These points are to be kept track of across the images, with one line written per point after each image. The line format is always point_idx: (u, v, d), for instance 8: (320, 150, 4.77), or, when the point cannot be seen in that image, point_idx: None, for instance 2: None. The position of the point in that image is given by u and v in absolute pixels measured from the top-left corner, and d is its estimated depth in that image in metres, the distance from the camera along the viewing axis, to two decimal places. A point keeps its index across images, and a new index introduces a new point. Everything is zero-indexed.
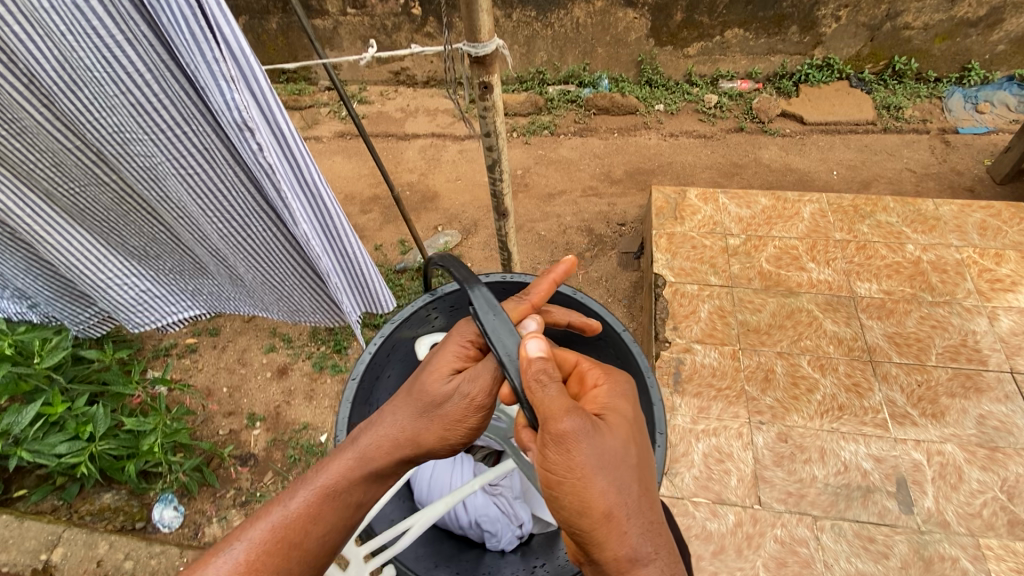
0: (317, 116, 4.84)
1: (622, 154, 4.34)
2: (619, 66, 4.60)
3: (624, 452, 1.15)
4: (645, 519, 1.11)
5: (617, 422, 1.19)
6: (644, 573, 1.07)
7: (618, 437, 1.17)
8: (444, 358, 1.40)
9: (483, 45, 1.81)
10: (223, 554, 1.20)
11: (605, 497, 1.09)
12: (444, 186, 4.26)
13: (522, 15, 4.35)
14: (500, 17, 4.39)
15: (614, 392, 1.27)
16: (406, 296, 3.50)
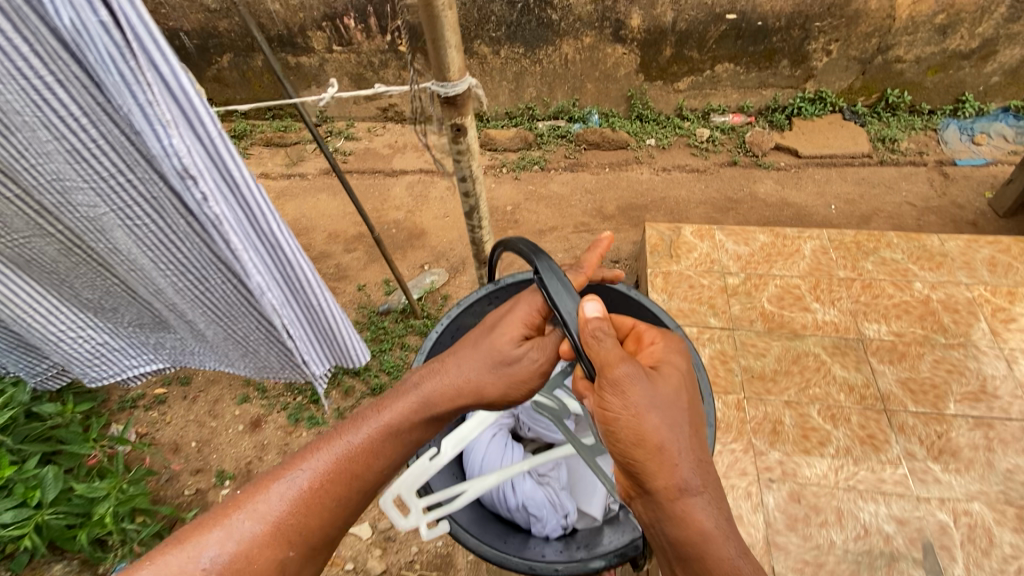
0: (304, 153, 4.76)
1: (614, 189, 4.24)
2: (609, 101, 4.56)
3: (676, 396, 1.33)
4: (695, 459, 1.28)
5: (671, 376, 1.35)
6: (693, 501, 1.24)
7: (670, 384, 1.35)
8: (512, 319, 1.54)
9: (453, 85, 1.69)
10: (288, 479, 1.38)
11: (658, 434, 1.26)
12: (431, 223, 4.12)
13: (510, 51, 4.31)
14: (488, 53, 4.33)
15: (669, 349, 1.46)
16: (389, 341, 3.33)
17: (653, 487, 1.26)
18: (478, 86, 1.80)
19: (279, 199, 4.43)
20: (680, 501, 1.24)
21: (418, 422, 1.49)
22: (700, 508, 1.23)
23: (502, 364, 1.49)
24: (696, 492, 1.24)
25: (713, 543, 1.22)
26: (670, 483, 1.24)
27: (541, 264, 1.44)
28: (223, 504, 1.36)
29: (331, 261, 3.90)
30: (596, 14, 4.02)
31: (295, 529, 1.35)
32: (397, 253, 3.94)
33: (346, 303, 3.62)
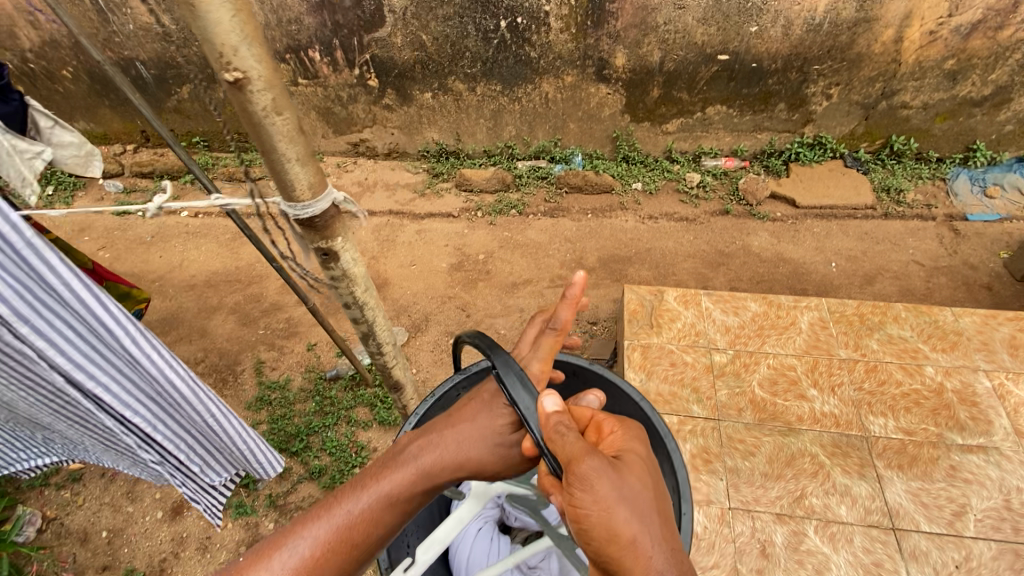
0: (266, 190, 4.42)
1: (596, 238, 3.91)
2: (594, 141, 4.26)
3: (648, 487, 1.08)
4: (675, 558, 1.00)
5: (637, 461, 1.09)
6: None
7: (639, 472, 1.10)
8: (489, 402, 1.34)
9: (305, 207, 1.41)
10: (289, 548, 1.11)
11: (632, 529, 0.99)
12: (396, 273, 3.77)
13: (486, 88, 4.01)
14: (463, 90, 4.04)
15: (636, 434, 1.21)
16: (336, 413, 2.99)
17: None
18: (347, 197, 1.53)
19: (234, 240, 4.09)
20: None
21: (433, 486, 1.24)
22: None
23: (499, 449, 1.28)
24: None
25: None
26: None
27: (497, 359, 1.22)
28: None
29: (282, 314, 3.55)
30: (578, 52, 3.72)
31: None
32: (355, 306, 3.57)
33: (293, 365, 3.27)
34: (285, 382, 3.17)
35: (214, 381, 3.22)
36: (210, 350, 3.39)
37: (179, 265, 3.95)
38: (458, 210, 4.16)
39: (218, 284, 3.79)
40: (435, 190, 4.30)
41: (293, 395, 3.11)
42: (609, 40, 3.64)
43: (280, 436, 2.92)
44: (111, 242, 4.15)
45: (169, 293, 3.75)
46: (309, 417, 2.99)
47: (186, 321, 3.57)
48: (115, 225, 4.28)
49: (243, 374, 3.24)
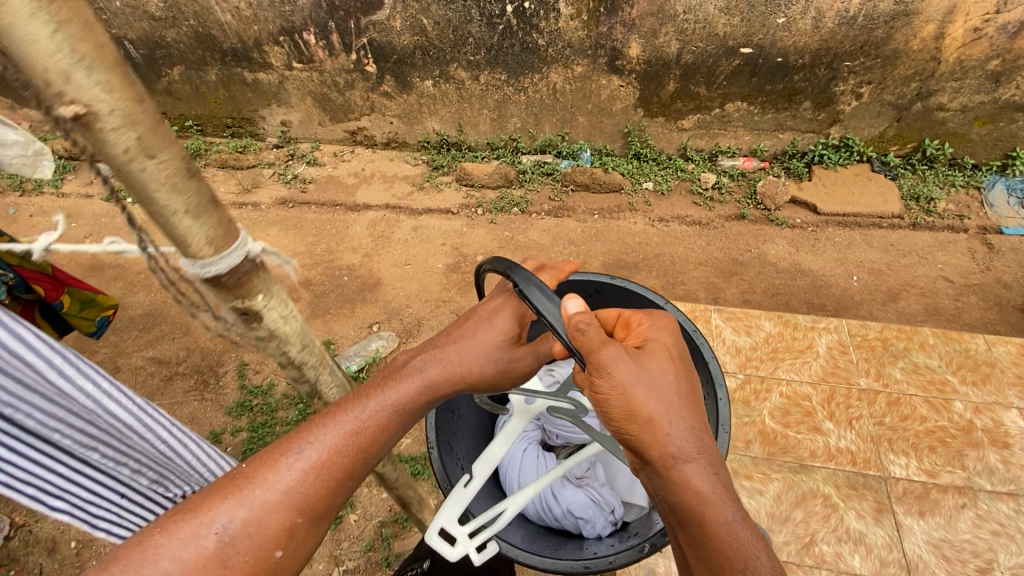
0: (259, 178, 4.22)
1: (602, 241, 3.69)
2: (604, 137, 4.01)
3: (663, 377, 1.18)
4: (694, 434, 1.14)
5: (659, 351, 1.23)
6: (686, 471, 1.10)
7: (656, 365, 1.20)
8: (490, 317, 1.36)
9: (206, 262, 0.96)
10: (295, 453, 1.07)
11: (650, 408, 1.14)
12: (390, 272, 3.59)
13: (490, 78, 3.77)
14: (466, 79, 3.80)
15: (657, 328, 1.32)
16: None
17: (653, 467, 1.13)
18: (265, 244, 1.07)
19: None
20: (684, 476, 1.10)
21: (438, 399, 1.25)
22: (704, 482, 1.09)
23: (502, 364, 1.32)
24: (697, 469, 1.10)
25: (726, 528, 1.05)
26: (670, 461, 1.10)
27: (517, 273, 1.23)
28: (205, 491, 1.02)
29: None
30: (589, 41, 3.46)
31: (313, 501, 1.06)
32: (345, 307, 3.40)
33: (278, 368, 3.12)
34: (267, 387, 3.01)
35: (196, 383, 3.08)
36: (194, 349, 3.25)
37: None
38: (458, 206, 3.96)
39: None
40: (435, 184, 4.09)
41: (275, 401, 2.96)
42: (623, 29, 3.37)
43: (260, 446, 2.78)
44: (98, 230, 4.00)
45: (155, 287, 3.60)
46: (291, 426, 2.85)
47: (170, 317, 3.42)
48: (104, 212, 4.12)
49: (226, 377, 3.10)
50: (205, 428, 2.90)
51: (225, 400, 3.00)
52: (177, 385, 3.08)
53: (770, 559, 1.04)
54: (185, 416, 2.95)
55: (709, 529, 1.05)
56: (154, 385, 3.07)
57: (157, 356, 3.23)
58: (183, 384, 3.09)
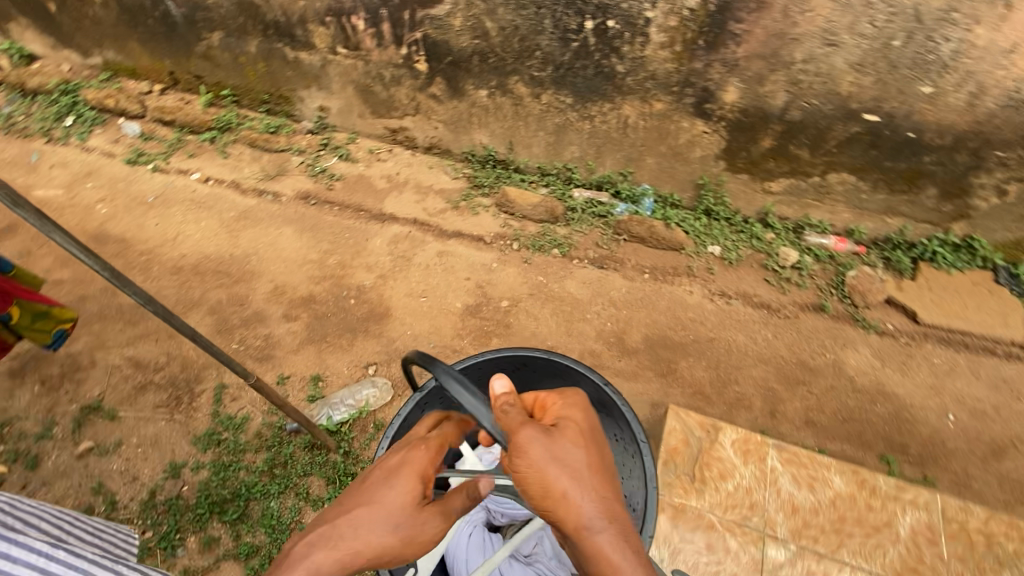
0: (286, 166, 3.85)
1: (649, 309, 3.15)
2: (672, 184, 3.44)
3: (576, 452, 1.28)
4: (608, 511, 1.22)
5: (570, 427, 1.33)
6: (599, 541, 1.18)
7: (569, 441, 1.30)
8: (388, 476, 1.30)
9: None
10: None
11: (562, 486, 1.20)
12: (401, 303, 3.17)
13: (554, 98, 3.25)
14: (526, 95, 3.29)
15: (568, 405, 1.41)
16: (287, 479, 2.46)
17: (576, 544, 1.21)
18: None
19: (237, 221, 3.57)
20: (598, 549, 1.18)
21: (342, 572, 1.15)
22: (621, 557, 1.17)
23: (407, 525, 1.23)
24: (614, 546, 1.18)
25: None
26: (588, 537, 1.19)
27: (437, 370, 1.43)
28: None
29: (262, 329, 3.03)
30: (678, 76, 2.89)
31: None
32: (344, 337, 3.00)
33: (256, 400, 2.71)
34: (241, 422, 2.64)
35: (166, 399, 2.73)
36: (176, 356, 2.92)
37: (172, 240, 3.48)
38: (493, 236, 3.48)
39: (204, 272, 3.30)
40: (471, 205, 3.61)
41: (245, 441, 2.59)
42: (721, 69, 2.78)
43: (216, 496, 2.42)
44: (111, 196, 3.71)
45: (152, 273, 3.30)
46: (255, 476, 2.48)
47: (160, 313, 3.11)
48: (122, 176, 3.83)
49: (200, 398, 2.74)
50: (165, 458, 2.55)
51: (194, 427, 2.64)
52: (148, 396, 2.75)
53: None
54: (147, 436, 2.61)
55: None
56: (124, 392, 2.76)
57: (135, 356, 2.89)
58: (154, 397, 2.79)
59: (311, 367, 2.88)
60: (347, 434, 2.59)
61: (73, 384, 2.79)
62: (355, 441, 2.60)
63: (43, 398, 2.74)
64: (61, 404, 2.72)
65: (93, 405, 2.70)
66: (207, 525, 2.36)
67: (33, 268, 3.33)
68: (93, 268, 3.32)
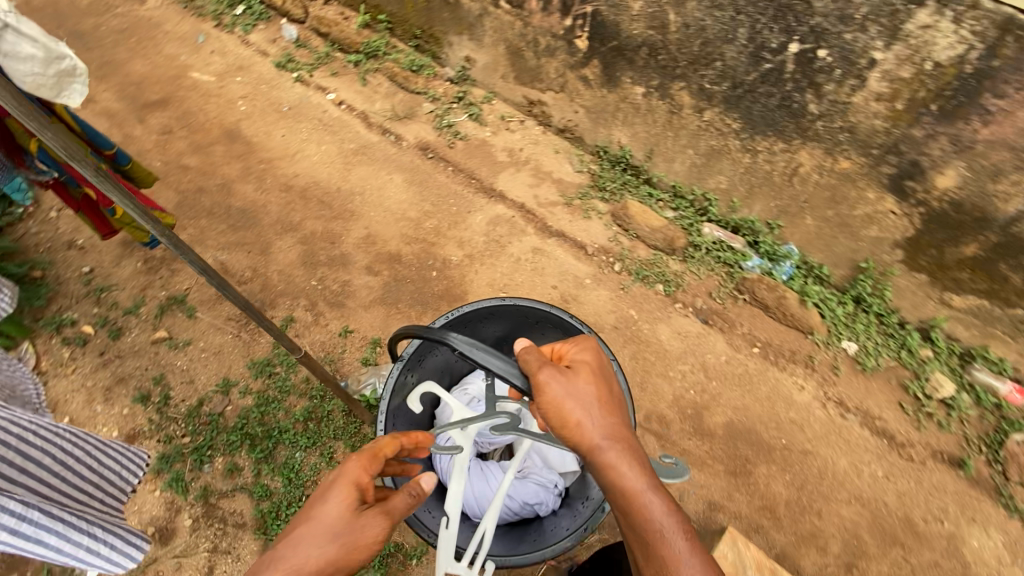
0: (415, 110, 3.71)
1: (743, 389, 2.73)
2: (824, 254, 2.89)
3: (587, 387, 1.45)
4: (615, 437, 1.41)
5: (582, 366, 1.49)
6: (608, 457, 1.38)
7: (581, 378, 1.47)
8: (324, 489, 1.25)
9: None
10: None
11: (575, 416, 1.40)
12: (480, 292, 3.01)
13: (718, 118, 2.77)
14: (688, 107, 2.84)
15: (580, 346, 1.58)
16: (316, 437, 2.45)
17: (597, 470, 1.38)
18: None
19: (354, 155, 3.54)
20: (607, 463, 1.37)
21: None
22: (631, 476, 1.35)
23: (348, 533, 1.17)
24: (624, 467, 1.36)
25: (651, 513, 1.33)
26: (602, 462, 1.37)
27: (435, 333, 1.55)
28: None
29: (342, 273, 3.00)
30: (884, 138, 2.32)
31: None
32: (414, 309, 2.91)
33: (316, 343, 2.78)
34: (294, 362, 2.66)
35: (237, 314, 2.81)
36: (260, 274, 2.99)
37: (291, 156, 3.53)
38: (597, 248, 3.15)
39: (309, 197, 3.32)
40: (585, 206, 3.30)
41: (292, 384, 2.60)
42: (948, 146, 2.19)
43: (252, 428, 2.49)
44: (253, 95, 3.80)
45: (264, 184, 3.38)
46: (291, 423, 2.50)
47: (260, 226, 3.18)
48: (267, 78, 3.89)
49: (268, 324, 2.81)
50: (221, 372, 2.65)
51: (254, 351, 2.71)
52: (223, 305, 2.83)
53: (686, 535, 1.32)
54: (214, 344, 2.73)
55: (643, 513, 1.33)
56: (206, 295, 2.87)
57: (226, 263, 3.02)
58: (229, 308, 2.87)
59: (374, 329, 2.82)
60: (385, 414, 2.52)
61: (168, 271, 2.95)
62: None
63: (142, 276, 2.94)
64: (154, 286, 2.90)
65: (179, 298, 2.86)
66: (236, 453, 2.43)
67: (170, 148, 3.54)
68: (218, 162, 3.47)
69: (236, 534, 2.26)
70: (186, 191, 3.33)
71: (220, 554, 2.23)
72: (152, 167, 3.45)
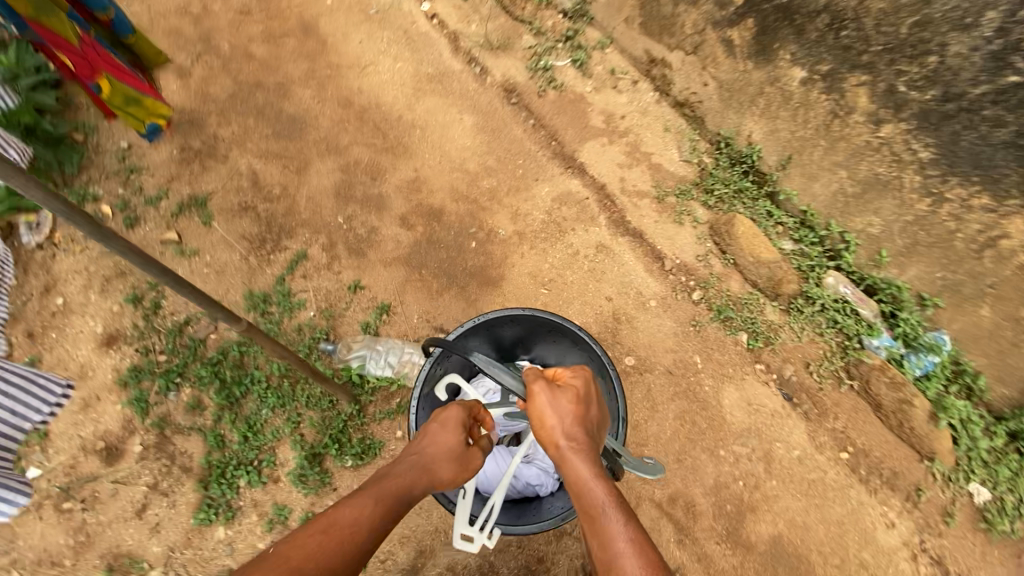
0: (512, 42, 3.06)
1: (807, 499, 2.12)
2: (984, 361, 2.12)
3: (573, 398, 1.33)
4: (585, 438, 1.27)
5: (573, 380, 1.38)
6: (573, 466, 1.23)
7: (568, 388, 1.35)
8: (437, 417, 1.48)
9: None
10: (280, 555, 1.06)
11: (550, 423, 1.28)
12: (519, 282, 2.51)
13: (901, 137, 1.98)
14: (865, 116, 2.07)
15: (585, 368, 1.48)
16: (288, 399, 2.17)
17: (561, 475, 1.26)
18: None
19: (428, 82, 3.02)
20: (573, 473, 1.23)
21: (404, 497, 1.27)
22: (590, 477, 1.20)
23: (455, 455, 1.40)
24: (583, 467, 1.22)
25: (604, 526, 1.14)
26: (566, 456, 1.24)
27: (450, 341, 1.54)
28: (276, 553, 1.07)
29: (372, 217, 2.60)
30: None
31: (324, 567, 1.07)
32: (437, 281, 2.47)
33: (321, 290, 2.43)
34: (294, 307, 2.38)
35: (254, 235, 2.55)
36: (289, 195, 2.66)
37: (362, 68, 3.08)
38: (677, 264, 2.51)
39: (366, 118, 2.90)
40: (679, 207, 2.63)
41: (282, 329, 2.34)
42: None
43: (227, 368, 2.22)
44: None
45: (324, 91, 2.99)
46: (266, 374, 2.22)
47: (305, 140, 2.82)
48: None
49: (279, 254, 2.51)
50: (218, 294, 2.42)
51: (254, 280, 2.45)
52: (243, 221, 2.59)
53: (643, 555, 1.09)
54: (219, 261, 2.50)
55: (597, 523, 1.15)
56: (229, 204, 2.63)
57: (258, 173, 2.71)
58: (247, 224, 2.58)
59: (386, 293, 2.43)
60: (365, 395, 2.20)
61: (201, 167, 2.74)
62: (369, 408, 2.20)
63: (174, 166, 2.73)
64: (179, 181, 2.70)
65: (200, 201, 2.63)
66: (204, 390, 2.20)
67: (242, 31, 3.18)
68: (284, 58, 3.09)
69: (179, 478, 2.07)
70: (243, 83, 3.01)
71: (157, 493, 2.05)
72: (218, 47, 3.13)
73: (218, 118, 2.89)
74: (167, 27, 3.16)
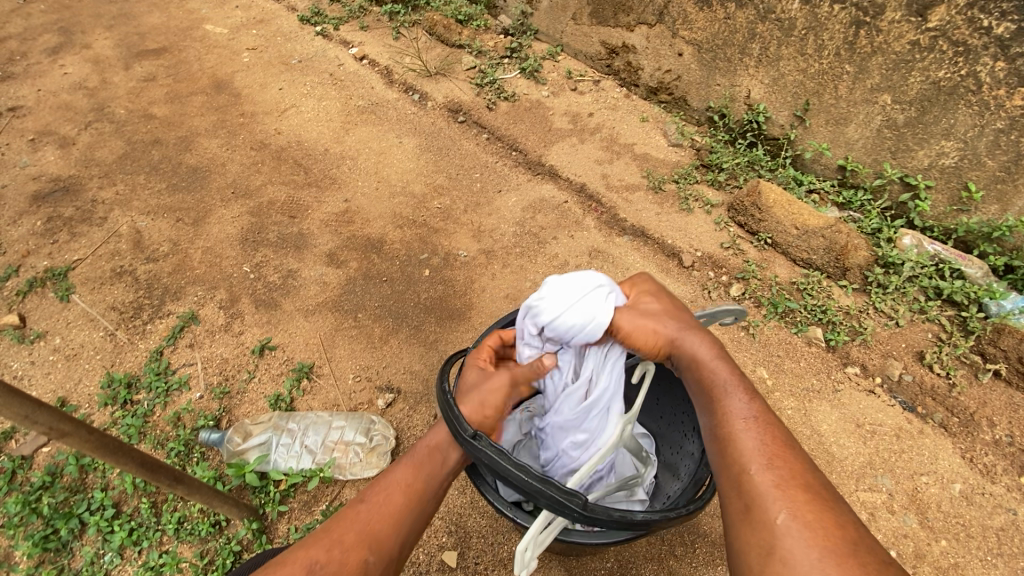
0: (453, 64, 2.63)
1: (999, 556, 1.32)
2: None
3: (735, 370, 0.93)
4: (746, 383, 0.90)
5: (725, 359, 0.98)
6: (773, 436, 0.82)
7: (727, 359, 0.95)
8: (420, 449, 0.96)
9: None
10: None
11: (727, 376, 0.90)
12: (493, 309, 1.83)
13: (956, 31, 1.55)
14: (900, 25, 1.62)
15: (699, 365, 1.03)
16: (145, 532, 1.38)
17: (744, 447, 0.81)
18: None
19: (359, 113, 2.51)
20: (773, 444, 0.81)
21: (361, 525, 0.85)
22: (751, 431, 0.82)
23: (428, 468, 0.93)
24: (740, 425, 0.84)
25: (783, 529, 0.71)
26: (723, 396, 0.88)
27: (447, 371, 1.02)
28: None
29: (290, 259, 1.96)
30: None
31: None
32: (380, 324, 1.78)
33: (214, 359, 1.71)
34: (172, 390, 1.64)
35: (127, 303, 1.87)
36: (181, 251, 2.01)
37: (281, 111, 2.54)
38: (699, 257, 1.88)
39: (282, 157, 2.34)
40: (684, 192, 2.05)
41: (152, 422, 1.58)
42: None
43: (51, 498, 1.42)
44: (262, 47, 2.87)
45: (229, 135, 2.44)
46: (115, 497, 1.44)
47: (205, 189, 2.23)
48: (285, 31, 2.95)
49: (160, 322, 1.82)
50: (65, 388, 1.68)
51: (121, 361, 1.73)
52: (115, 288, 1.91)
53: None
54: (72, 343, 1.77)
55: (779, 510, 0.73)
56: (98, 271, 1.95)
57: (143, 231, 2.08)
58: (122, 291, 1.90)
59: (307, 349, 1.72)
60: (271, 506, 1.41)
61: (68, 235, 2.07)
62: (279, 526, 1.40)
63: (32, 237, 2.06)
64: (36, 254, 2.01)
65: (59, 271, 1.94)
66: (12, 539, 1.37)
67: (144, 96, 2.62)
68: (188, 112, 2.55)
69: None
70: (137, 142, 2.42)
71: None
72: (112, 111, 2.57)
73: (99, 179, 2.27)
74: (56, 105, 2.59)
